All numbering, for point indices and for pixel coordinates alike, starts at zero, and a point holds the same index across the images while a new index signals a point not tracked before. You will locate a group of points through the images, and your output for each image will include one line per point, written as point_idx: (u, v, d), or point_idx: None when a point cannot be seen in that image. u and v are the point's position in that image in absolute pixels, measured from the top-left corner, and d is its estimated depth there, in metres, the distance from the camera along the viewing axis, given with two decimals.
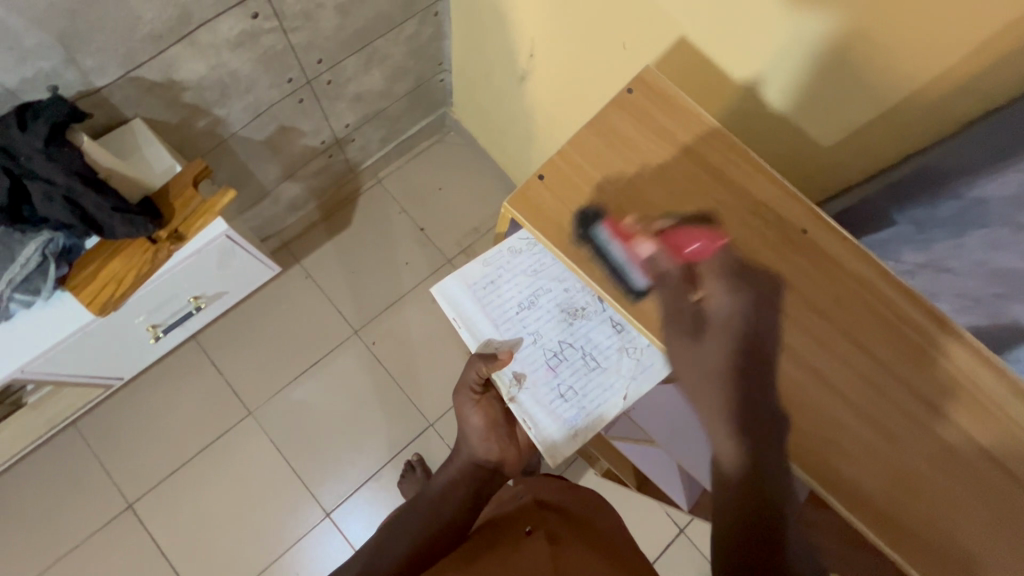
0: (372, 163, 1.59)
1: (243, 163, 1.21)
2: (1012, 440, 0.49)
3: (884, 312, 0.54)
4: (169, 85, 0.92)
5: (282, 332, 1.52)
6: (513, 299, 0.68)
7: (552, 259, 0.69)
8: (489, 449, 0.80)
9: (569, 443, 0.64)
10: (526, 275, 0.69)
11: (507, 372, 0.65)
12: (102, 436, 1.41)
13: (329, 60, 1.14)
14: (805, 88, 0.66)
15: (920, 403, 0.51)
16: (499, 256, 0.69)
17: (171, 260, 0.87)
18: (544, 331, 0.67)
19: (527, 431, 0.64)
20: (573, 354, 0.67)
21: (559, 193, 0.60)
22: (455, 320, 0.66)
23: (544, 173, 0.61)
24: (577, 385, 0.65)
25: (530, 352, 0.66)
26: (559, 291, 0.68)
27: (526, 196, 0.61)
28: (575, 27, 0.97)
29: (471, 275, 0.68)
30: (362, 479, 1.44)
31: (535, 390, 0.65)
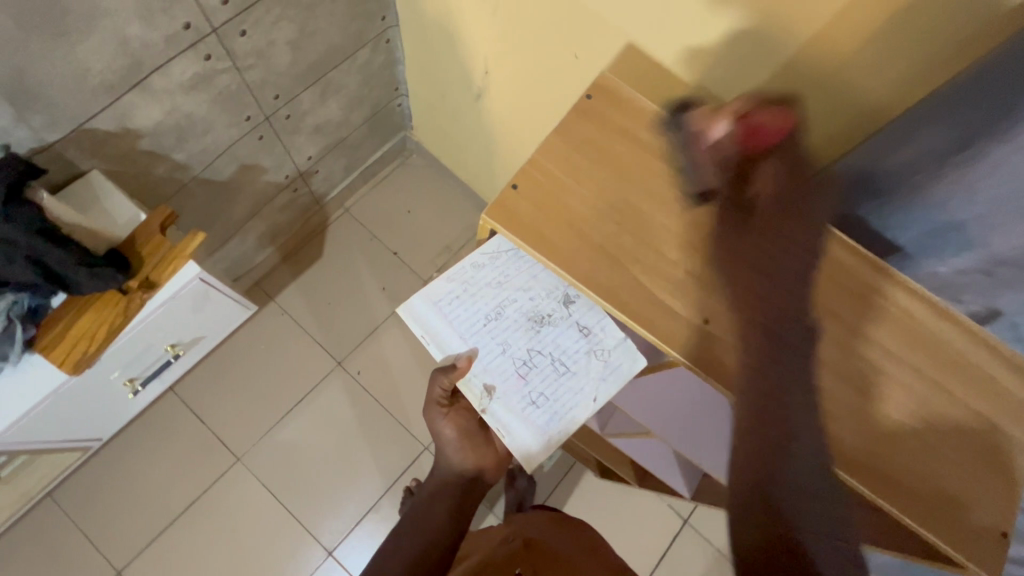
0: (337, 193, 1.59)
1: (207, 205, 1.19)
2: (978, 386, 0.53)
3: (849, 280, 0.56)
4: (125, 134, 0.91)
5: (263, 373, 1.48)
6: (480, 312, 0.67)
7: (515, 270, 0.69)
8: (466, 459, 0.77)
9: (543, 451, 0.64)
10: (490, 286, 0.68)
11: (476, 384, 0.65)
12: (82, 504, 1.34)
13: (285, 95, 1.15)
14: (749, 77, 0.69)
15: (893, 360, 0.54)
16: (464, 271, 0.68)
17: (144, 309, 0.85)
18: (512, 340, 0.66)
19: (502, 440, 0.64)
20: (542, 361, 0.67)
21: (533, 198, 0.58)
22: (423, 338, 0.65)
23: (518, 181, 0.59)
24: (548, 391, 0.65)
25: (498, 363, 0.66)
26: (524, 300, 0.68)
27: (502, 205, 0.58)
28: (525, 42, 1.00)
29: (436, 292, 0.67)
30: (360, 513, 1.41)
31: (506, 399, 0.65)
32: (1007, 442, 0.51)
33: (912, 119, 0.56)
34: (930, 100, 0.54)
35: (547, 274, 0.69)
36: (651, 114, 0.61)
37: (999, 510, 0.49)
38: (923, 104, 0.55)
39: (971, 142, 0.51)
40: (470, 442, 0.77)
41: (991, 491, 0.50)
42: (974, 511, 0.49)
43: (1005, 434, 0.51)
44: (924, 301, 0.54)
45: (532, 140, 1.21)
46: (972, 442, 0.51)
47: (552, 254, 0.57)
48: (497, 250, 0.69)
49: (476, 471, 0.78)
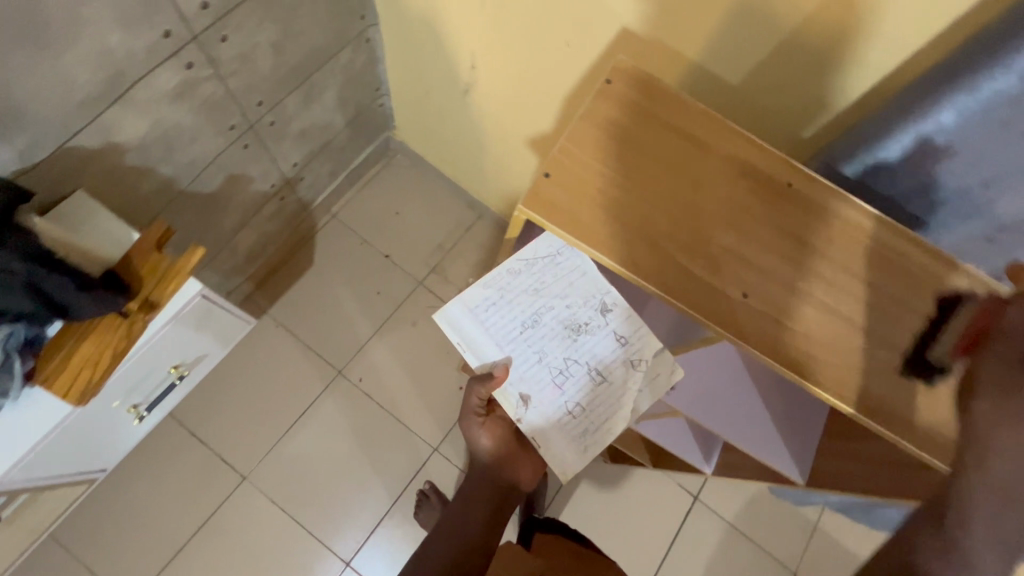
0: (323, 199, 1.56)
1: (196, 220, 1.15)
2: None
3: (874, 243, 0.57)
4: (110, 150, 0.87)
5: (263, 389, 1.45)
6: (515, 319, 0.64)
7: (553, 276, 0.65)
8: (503, 469, 0.76)
9: (580, 459, 0.64)
10: (526, 293, 0.64)
11: (512, 394, 0.63)
12: (85, 540, 1.29)
13: (269, 100, 1.11)
14: (751, 52, 0.70)
15: (922, 318, 0.55)
16: (501, 276, 0.65)
17: (147, 331, 0.82)
18: (548, 348, 0.64)
19: (539, 452, 0.64)
20: (579, 371, 0.64)
21: (565, 184, 0.55)
22: (459, 345, 0.63)
23: (549, 169, 0.56)
24: (585, 402, 0.64)
25: (535, 372, 0.63)
26: (562, 307, 0.64)
27: (538, 194, 0.55)
28: (514, 33, 1.00)
29: (471, 297, 0.64)
30: (375, 520, 1.39)
31: (542, 408, 0.64)
32: None
33: (916, 91, 0.57)
34: (932, 74, 0.55)
35: (586, 280, 0.65)
36: (665, 92, 0.60)
37: None
38: (922, 78, 0.56)
39: (977, 113, 0.53)
40: (505, 452, 0.76)
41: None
42: None
43: None
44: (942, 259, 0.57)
45: (524, 132, 1.20)
46: None
47: (593, 241, 0.54)
48: (534, 253, 0.65)
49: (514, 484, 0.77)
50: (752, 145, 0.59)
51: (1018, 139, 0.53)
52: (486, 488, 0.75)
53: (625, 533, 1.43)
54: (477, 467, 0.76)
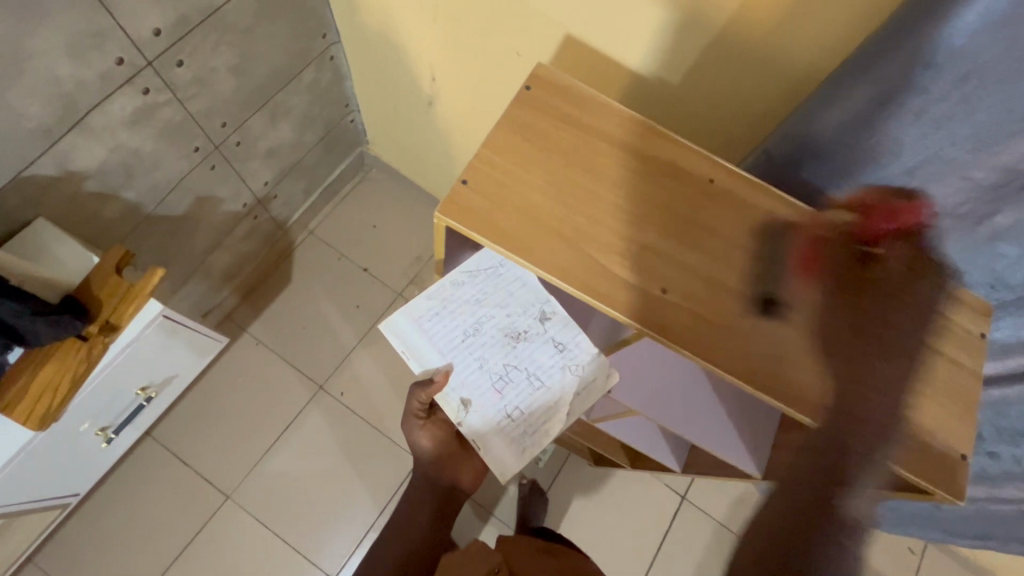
0: (299, 217, 1.57)
1: (165, 242, 1.16)
2: (920, 319, 0.59)
3: (797, 235, 0.60)
4: (69, 177, 0.88)
5: (243, 408, 1.45)
6: (458, 328, 0.67)
7: (494, 288, 0.69)
8: (444, 469, 0.83)
9: (517, 461, 0.68)
10: (468, 303, 0.68)
11: (453, 398, 0.67)
12: (68, 565, 1.29)
13: (233, 122, 1.13)
14: (684, 54, 0.72)
15: (846, 306, 0.58)
16: (443, 288, 0.68)
17: (108, 353, 0.83)
18: (488, 356, 0.68)
19: (479, 453, 0.68)
20: (518, 376, 0.68)
21: (483, 192, 0.57)
22: (403, 353, 0.66)
23: (468, 177, 0.57)
24: (523, 405, 0.68)
25: (475, 378, 0.67)
26: (502, 316, 0.68)
27: (454, 202, 0.56)
28: (467, 45, 1.01)
29: (416, 308, 0.67)
30: (360, 534, 1.39)
31: (482, 412, 0.68)
32: (947, 366, 0.58)
33: (832, 85, 0.58)
34: (844, 70, 0.56)
35: (524, 291, 0.69)
36: (590, 97, 0.62)
37: (946, 424, 0.56)
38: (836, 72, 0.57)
39: (887, 104, 0.55)
40: (447, 451, 0.82)
41: (936, 420, 0.55)
42: (931, 430, 0.56)
43: (946, 358, 0.58)
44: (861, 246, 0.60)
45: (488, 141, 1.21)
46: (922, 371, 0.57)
47: (511, 243, 0.55)
48: (477, 266, 0.69)
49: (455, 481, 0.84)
50: (673, 144, 0.61)
51: (930, 128, 0.54)
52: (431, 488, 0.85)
53: (612, 538, 1.42)
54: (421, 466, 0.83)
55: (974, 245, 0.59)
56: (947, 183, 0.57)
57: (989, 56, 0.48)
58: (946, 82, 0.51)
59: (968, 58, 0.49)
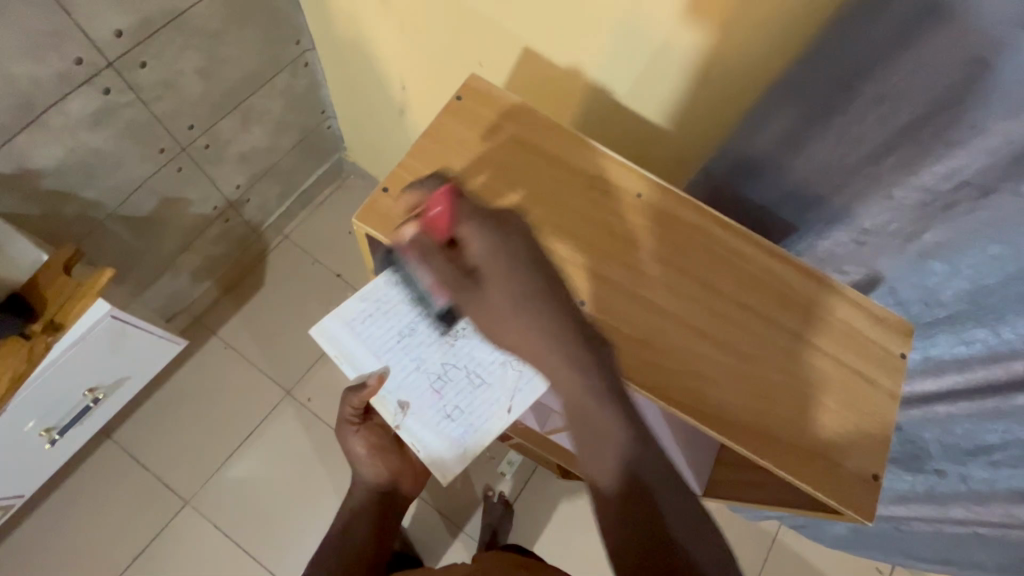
0: (274, 221, 1.57)
1: (129, 243, 1.16)
2: (849, 339, 0.57)
3: (719, 247, 0.60)
4: (24, 175, 0.88)
5: (207, 412, 1.44)
6: (393, 329, 0.68)
7: (429, 286, 0.70)
8: (381, 474, 0.82)
9: (459, 461, 0.64)
10: (403, 303, 0.69)
11: (390, 401, 0.66)
12: (18, 569, 1.27)
13: (201, 125, 1.13)
14: (631, 69, 0.73)
15: (769, 322, 0.57)
16: (376, 290, 0.69)
17: (52, 352, 0.82)
18: (426, 355, 0.68)
19: (417, 455, 0.65)
20: (457, 375, 0.68)
21: (404, 201, 0.58)
22: (336, 358, 0.66)
23: (389, 185, 0.59)
24: (462, 404, 0.67)
25: (413, 378, 0.67)
26: (438, 314, 0.69)
27: (379, 211, 0.58)
28: (433, 56, 1.02)
29: (349, 312, 0.68)
30: (321, 543, 1.37)
31: (420, 414, 0.66)
32: (876, 391, 0.56)
33: (763, 102, 0.62)
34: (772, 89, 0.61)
35: None
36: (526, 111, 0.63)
37: (871, 453, 0.54)
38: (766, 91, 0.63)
39: (809, 123, 0.59)
40: (384, 459, 0.83)
41: (852, 437, 0.54)
42: (854, 460, 0.54)
43: (874, 383, 0.56)
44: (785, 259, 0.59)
45: None
46: (850, 392, 0.55)
47: (425, 250, 0.56)
48: (409, 266, 0.70)
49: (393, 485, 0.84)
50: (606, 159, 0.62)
51: (847, 146, 0.57)
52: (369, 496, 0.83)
53: (578, 552, 1.41)
54: (357, 474, 0.83)
55: (907, 259, 0.61)
56: (871, 203, 0.59)
57: (903, 83, 0.50)
58: (859, 103, 0.54)
59: (884, 82, 0.51)
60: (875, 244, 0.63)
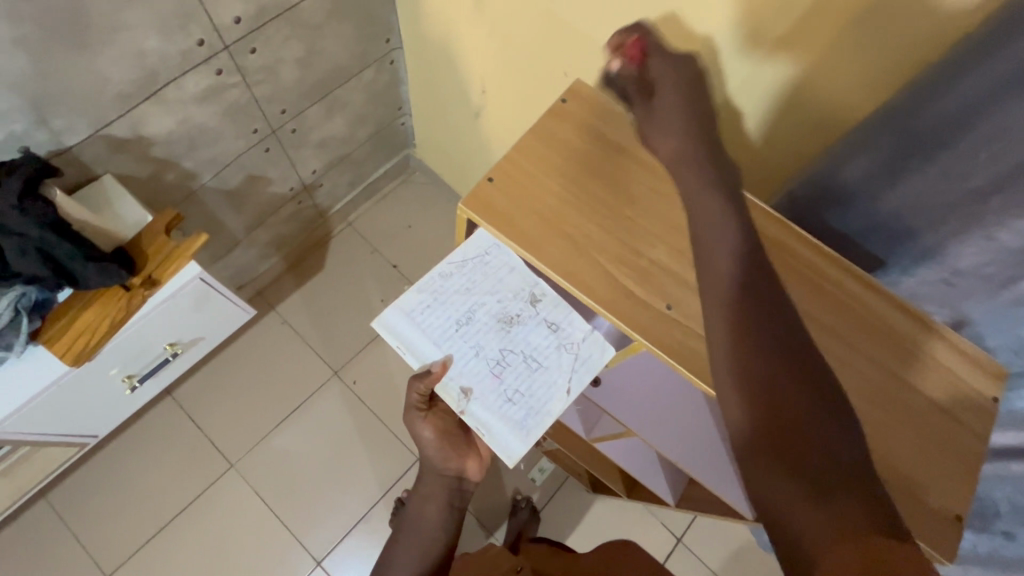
0: (340, 207, 1.64)
1: (213, 213, 1.24)
2: (930, 373, 0.59)
3: (803, 268, 0.63)
4: (138, 141, 0.96)
5: (259, 381, 1.50)
6: (451, 318, 0.70)
7: (482, 275, 0.72)
8: (449, 461, 0.83)
9: (524, 444, 0.66)
10: (459, 293, 0.71)
11: (453, 387, 0.67)
12: (75, 507, 1.35)
13: (292, 110, 1.21)
14: (726, 84, 0.73)
15: (846, 345, 0.59)
16: (432, 281, 0.72)
17: (146, 306, 0.89)
18: (484, 342, 0.69)
19: (484, 440, 0.66)
20: (516, 360, 0.70)
21: (508, 192, 0.63)
22: (399, 348, 0.69)
23: (494, 175, 0.64)
24: (523, 387, 0.68)
25: (472, 365, 0.69)
26: (493, 302, 0.71)
27: (480, 199, 0.63)
28: (518, 62, 1.06)
29: (407, 303, 0.71)
30: (351, 522, 1.40)
31: (484, 399, 0.67)
32: (956, 428, 0.56)
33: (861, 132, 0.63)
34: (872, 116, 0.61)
35: (512, 277, 0.72)
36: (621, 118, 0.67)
37: (948, 489, 0.55)
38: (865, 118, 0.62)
39: (914, 155, 0.58)
40: (450, 443, 0.83)
41: (936, 475, 0.55)
42: (932, 495, 0.54)
43: (955, 420, 0.57)
44: (871, 286, 0.62)
45: None
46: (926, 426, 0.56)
47: (523, 241, 0.61)
48: (462, 258, 0.73)
49: (461, 472, 0.85)
50: None
51: (951, 183, 0.56)
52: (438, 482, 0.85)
53: None
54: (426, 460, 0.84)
55: (998, 305, 0.58)
56: (971, 243, 0.57)
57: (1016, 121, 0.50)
58: (965, 140, 0.54)
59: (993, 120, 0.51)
60: (967, 285, 0.60)
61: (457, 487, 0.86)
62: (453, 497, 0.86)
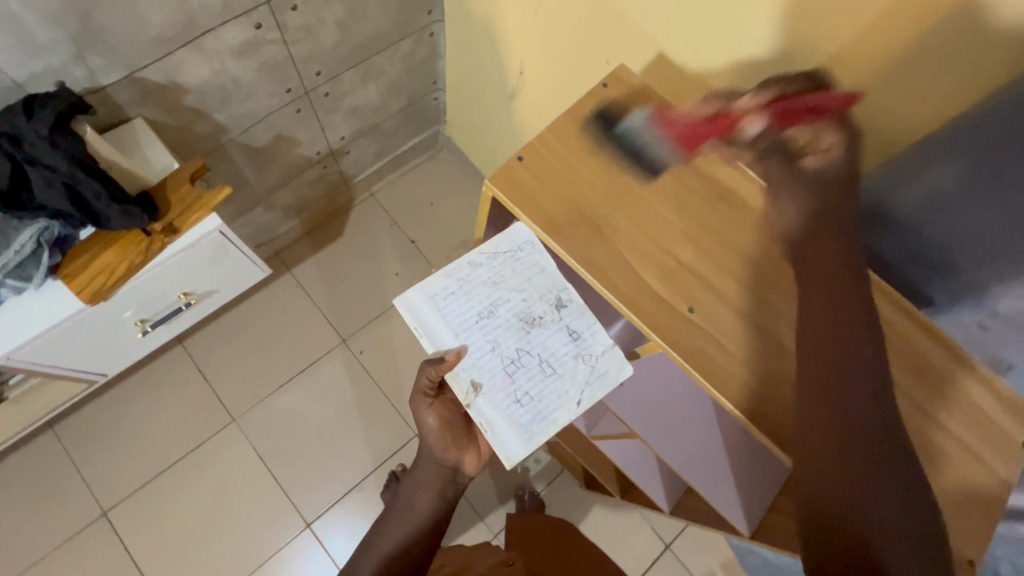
0: (364, 177, 1.63)
1: (238, 169, 1.24)
2: (963, 414, 0.57)
3: None
4: (173, 87, 0.96)
5: (267, 341, 1.52)
6: (473, 308, 0.70)
7: (511, 271, 0.72)
8: (448, 450, 0.83)
9: (525, 448, 0.67)
10: (485, 284, 0.71)
11: (464, 379, 0.68)
12: (80, 442, 1.38)
13: (327, 73, 1.20)
14: None
15: None
16: (461, 268, 0.72)
17: (164, 253, 0.89)
18: (502, 339, 0.69)
19: (485, 437, 0.67)
20: (530, 362, 0.69)
21: (536, 171, 0.64)
22: (416, 329, 0.69)
23: (523, 155, 0.65)
24: (533, 391, 0.68)
25: (487, 360, 0.69)
26: (517, 301, 0.71)
27: (506, 174, 0.64)
28: (560, 45, 1.03)
29: (432, 286, 0.70)
30: (344, 489, 1.42)
31: (492, 395, 0.68)
32: (980, 472, 0.56)
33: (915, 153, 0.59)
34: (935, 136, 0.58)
35: (542, 278, 0.72)
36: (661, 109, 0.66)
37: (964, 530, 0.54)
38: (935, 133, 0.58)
39: (975, 188, 0.54)
40: (452, 434, 0.84)
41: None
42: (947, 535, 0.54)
43: (981, 464, 0.56)
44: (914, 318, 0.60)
45: None
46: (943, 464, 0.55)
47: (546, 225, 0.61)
48: (494, 250, 0.72)
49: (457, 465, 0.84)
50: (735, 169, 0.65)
51: (1010, 215, 0.51)
52: (433, 469, 0.84)
53: None
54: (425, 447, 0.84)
55: None
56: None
57: None
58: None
59: None
60: (1004, 337, 0.57)
61: (452, 479, 0.84)
62: (447, 487, 0.84)
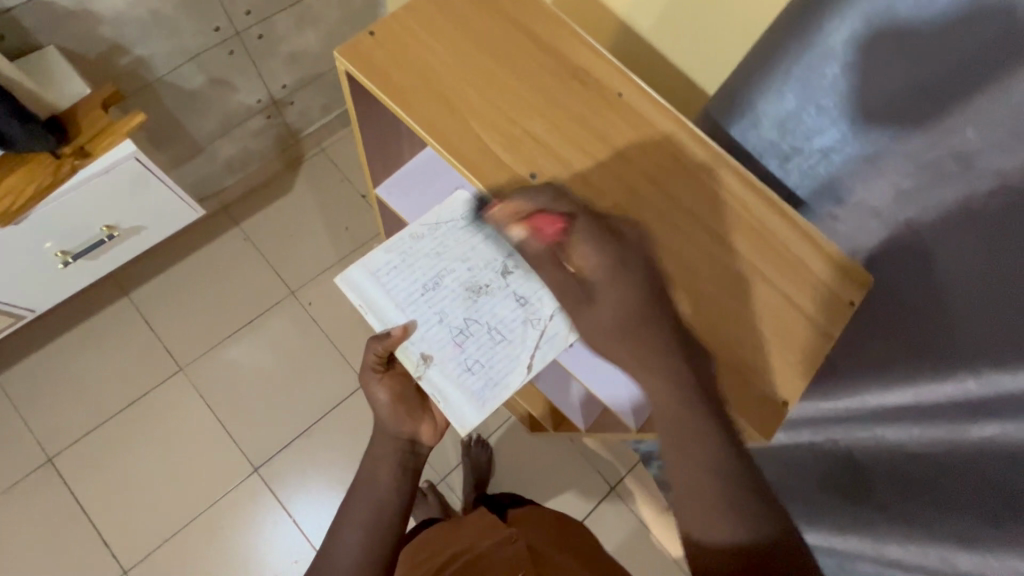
0: (313, 131, 1.63)
1: (171, 112, 1.23)
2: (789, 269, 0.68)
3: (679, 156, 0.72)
4: (85, 15, 0.95)
5: (215, 293, 1.52)
6: (418, 282, 0.72)
7: (454, 242, 0.75)
8: (403, 423, 0.77)
9: (479, 414, 0.66)
10: (428, 257, 0.74)
11: (413, 352, 0.69)
12: (24, 391, 1.39)
13: (257, 13, 1.19)
14: None
15: (716, 240, 0.69)
16: (401, 242, 0.74)
17: (76, 177, 0.89)
18: (449, 309, 0.71)
19: (439, 407, 0.66)
20: (479, 330, 0.70)
21: (391, 47, 0.73)
22: (361, 306, 0.71)
23: (375, 31, 0.73)
24: (483, 357, 0.69)
25: (435, 332, 0.69)
26: (461, 270, 0.73)
27: (357, 48, 0.72)
28: None
29: (374, 262, 0.73)
30: (291, 436, 1.44)
31: (443, 365, 0.68)
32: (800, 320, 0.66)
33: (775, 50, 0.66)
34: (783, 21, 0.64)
35: (484, 247, 0.74)
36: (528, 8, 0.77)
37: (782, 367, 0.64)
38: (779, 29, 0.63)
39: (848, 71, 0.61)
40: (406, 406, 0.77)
41: (779, 357, 0.65)
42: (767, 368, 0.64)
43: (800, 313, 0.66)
44: (749, 184, 0.71)
45: None
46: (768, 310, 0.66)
47: (401, 99, 0.70)
48: (435, 223, 0.76)
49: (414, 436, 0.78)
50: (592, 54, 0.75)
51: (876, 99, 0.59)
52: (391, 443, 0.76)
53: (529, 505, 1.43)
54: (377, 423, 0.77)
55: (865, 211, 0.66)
56: (866, 182, 0.64)
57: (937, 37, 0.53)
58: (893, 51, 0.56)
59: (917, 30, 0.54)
60: (851, 220, 0.68)
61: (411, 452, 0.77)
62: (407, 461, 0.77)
